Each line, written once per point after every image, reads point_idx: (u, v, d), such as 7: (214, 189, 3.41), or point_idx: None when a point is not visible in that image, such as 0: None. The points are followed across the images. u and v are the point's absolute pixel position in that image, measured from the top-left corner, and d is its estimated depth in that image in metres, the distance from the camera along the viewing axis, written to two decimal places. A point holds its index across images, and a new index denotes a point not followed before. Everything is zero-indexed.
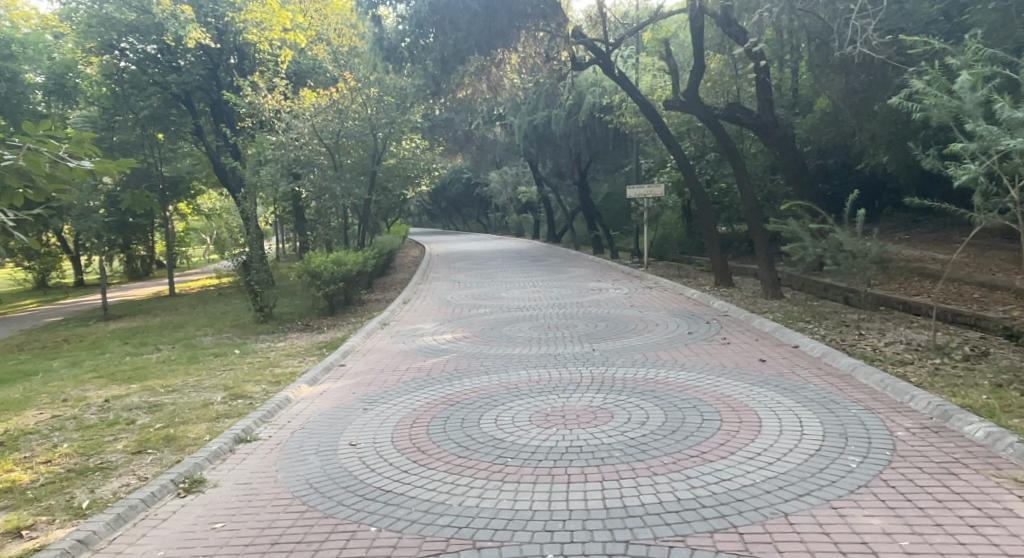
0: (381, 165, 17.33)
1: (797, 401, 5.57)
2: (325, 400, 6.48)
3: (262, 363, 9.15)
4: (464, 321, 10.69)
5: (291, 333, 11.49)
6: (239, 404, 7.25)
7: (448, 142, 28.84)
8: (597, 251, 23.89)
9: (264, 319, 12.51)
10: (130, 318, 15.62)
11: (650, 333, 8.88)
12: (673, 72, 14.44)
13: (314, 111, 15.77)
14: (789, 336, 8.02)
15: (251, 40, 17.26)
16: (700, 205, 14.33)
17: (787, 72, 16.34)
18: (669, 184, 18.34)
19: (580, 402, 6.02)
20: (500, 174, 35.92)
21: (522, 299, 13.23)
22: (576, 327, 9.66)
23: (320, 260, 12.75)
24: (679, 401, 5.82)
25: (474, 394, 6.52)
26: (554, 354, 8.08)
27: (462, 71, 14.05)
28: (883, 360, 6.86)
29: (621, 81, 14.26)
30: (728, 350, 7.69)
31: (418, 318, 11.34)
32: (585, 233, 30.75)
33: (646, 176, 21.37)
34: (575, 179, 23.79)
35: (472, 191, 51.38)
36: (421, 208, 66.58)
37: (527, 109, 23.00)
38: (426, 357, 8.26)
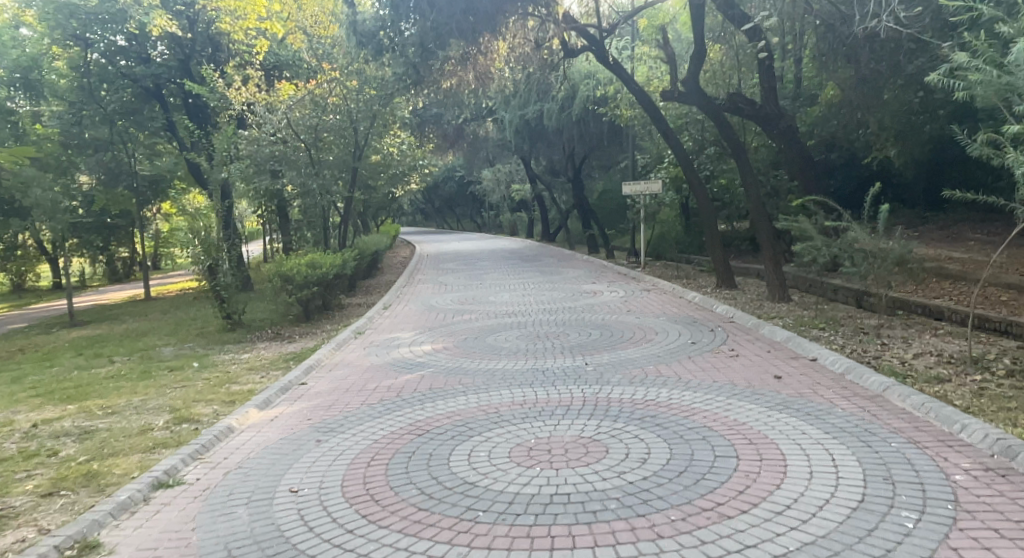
0: (363, 162, 16.45)
1: (826, 432, 4.70)
2: (273, 429, 5.58)
3: (219, 380, 8.27)
4: (447, 329, 9.80)
5: (259, 343, 10.60)
6: (182, 431, 6.35)
7: (438, 139, 27.89)
8: (591, 250, 23.06)
9: (232, 327, 11.66)
10: (96, 325, 14.72)
11: (648, 343, 8.02)
12: (672, 60, 13.59)
13: (289, 105, 14.85)
14: (805, 347, 7.16)
15: (225, 30, 16.34)
16: (700, 201, 13.48)
17: (791, 61, 15.51)
18: (666, 180, 17.50)
19: (570, 432, 5.14)
20: (493, 172, 35.00)
21: (511, 303, 12.33)
22: (566, 336, 8.80)
23: (293, 263, 11.89)
24: (686, 431, 4.94)
25: (447, 421, 5.62)
26: (541, 369, 7.20)
27: (444, 58, 13.08)
28: (916, 377, 6.00)
29: (616, 69, 13.40)
30: (736, 363, 6.83)
31: (397, 325, 10.45)
32: (581, 231, 29.81)
33: (642, 172, 20.53)
34: (569, 176, 22.89)
35: (466, 189, 50.55)
36: (415, 206, 65.61)
37: (518, 104, 22.07)
38: (399, 373, 7.36)
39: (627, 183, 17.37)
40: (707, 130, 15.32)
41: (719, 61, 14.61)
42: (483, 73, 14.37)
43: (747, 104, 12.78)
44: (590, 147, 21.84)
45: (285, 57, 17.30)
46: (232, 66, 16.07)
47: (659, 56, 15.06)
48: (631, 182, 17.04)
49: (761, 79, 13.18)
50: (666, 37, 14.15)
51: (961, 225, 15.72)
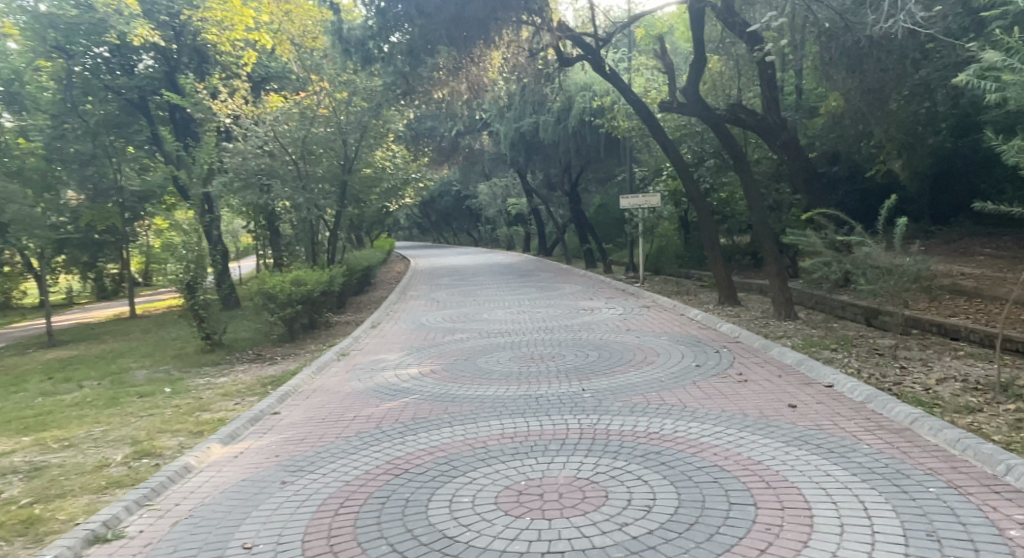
0: (354, 175, 15.98)
1: (854, 474, 4.16)
2: (235, 468, 5.02)
3: (190, 407, 7.73)
4: (436, 351, 9.25)
5: (238, 365, 10.06)
6: (141, 468, 5.79)
7: (432, 152, 27.50)
8: (589, 265, 22.59)
9: (212, 348, 11.12)
10: (75, 345, 14.18)
11: (650, 366, 7.49)
12: (670, 70, 13.18)
13: (275, 116, 14.40)
14: (819, 371, 6.63)
15: (211, 40, 15.91)
16: (700, 215, 13.01)
17: (792, 71, 15.11)
18: (665, 194, 17.04)
19: (565, 471, 4.60)
20: (489, 186, 34.60)
21: (505, 321, 11.78)
22: (562, 358, 8.26)
23: (276, 280, 11.36)
24: (694, 472, 4.40)
25: (428, 457, 5.06)
26: (535, 396, 6.65)
27: (434, 65, 12.68)
28: (944, 406, 5.47)
29: (612, 79, 13.00)
30: (745, 390, 6.30)
31: (384, 346, 9.90)
32: (578, 246, 29.33)
33: (640, 185, 20.09)
34: (565, 189, 22.45)
35: (462, 203, 50.17)
36: (412, 221, 65.18)
37: (513, 116, 21.63)
38: (381, 400, 6.80)
39: (624, 197, 16.91)
40: (707, 141, 14.89)
41: (719, 71, 14.20)
42: (477, 84, 13.96)
43: (748, 114, 12.35)
44: (587, 160, 21.42)
45: (272, 68, 16.88)
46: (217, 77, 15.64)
47: (657, 66, 14.64)
48: (629, 196, 16.57)
49: (762, 88, 12.77)
50: (664, 47, 13.77)
51: (968, 238, 15.27)
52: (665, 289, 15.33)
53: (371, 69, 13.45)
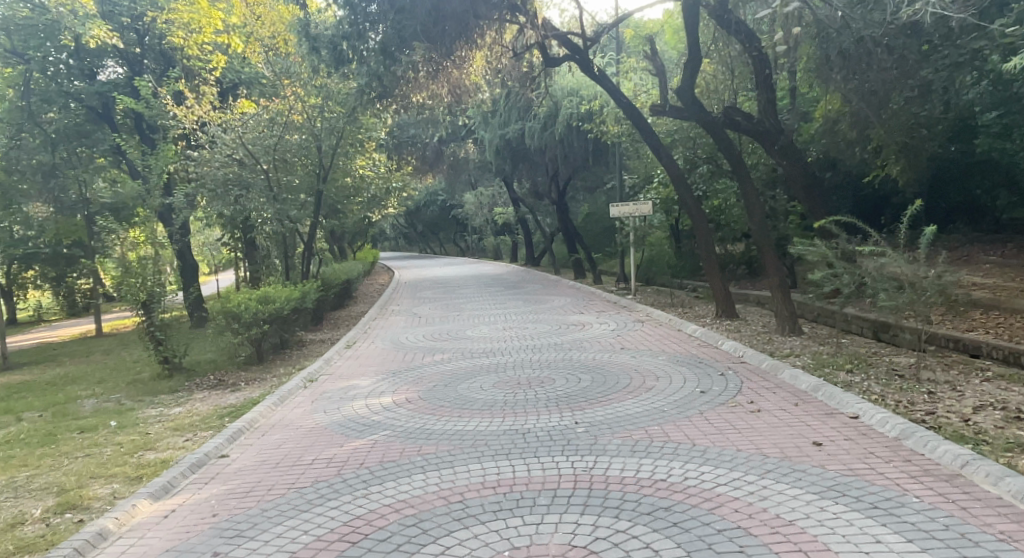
0: (329, 184, 15.16)
1: (910, 541, 3.41)
2: (160, 534, 4.17)
3: (133, 445, 6.85)
4: (413, 376, 8.40)
5: (198, 392, 9.18)
6: (59, 527, 4.91)
7: (416, 161, 26.67)
8: (578, 275, 21.87)
9: (170, 373, 10.23)
10: (30, 369, 13.24)
11: (650, 393, 6.70)
12: (661, 72, 12.52)
13: (244, 122, 13.56)
14: (841, 400, 5.88)
15: (177, 44, 15.02)
16: (696, 223, 12.30)
17: (787, 73, 14.50)
18: (656, 203, 16.35)
19: (558, 534, 3.79)
20: (475, 195, 33.79)
21: (489, 339, 10.98)
22: (552, 384, 7.45)
23: (241, 298, 10.50)
24: (715, 538, 3.61)
25: (395, 516, 4.24)
26: (522, 431, 5.83)
27: (408, 64, 11.87)
28: (992, 443, 4.76)
29: (602, 80, 12.30)
30: (760, 423, 5.55)
31: (357, 370, 9.03)
32: (566, 255, 28.63)
33: (630, 194, 19.40)
34: (552, 198, 21.73)
35: (448, 213, 49.37)
36: (398, 231, 64.21)
37: (498, 122, 20.88)
38: (347, 438, 5.96)
39: (615, 205, 16.21)
40: (700, 146, 14.22)
41: (713, 73, 13.55)
42: (459, 87, 13.21)
43: (746, 118, 11.68)
44: (575, 167, 20.71)
45: (244, 73, 15.99)
46: (183, 83, 14.74)
47: (648, 69, 13.97)
48: (620, 204, 15.88)
49: (759, 90, 12.12)
50: (654, 48, 13.14)
51: (970, 246, 14.73)
52: (659, 301, 14.60)
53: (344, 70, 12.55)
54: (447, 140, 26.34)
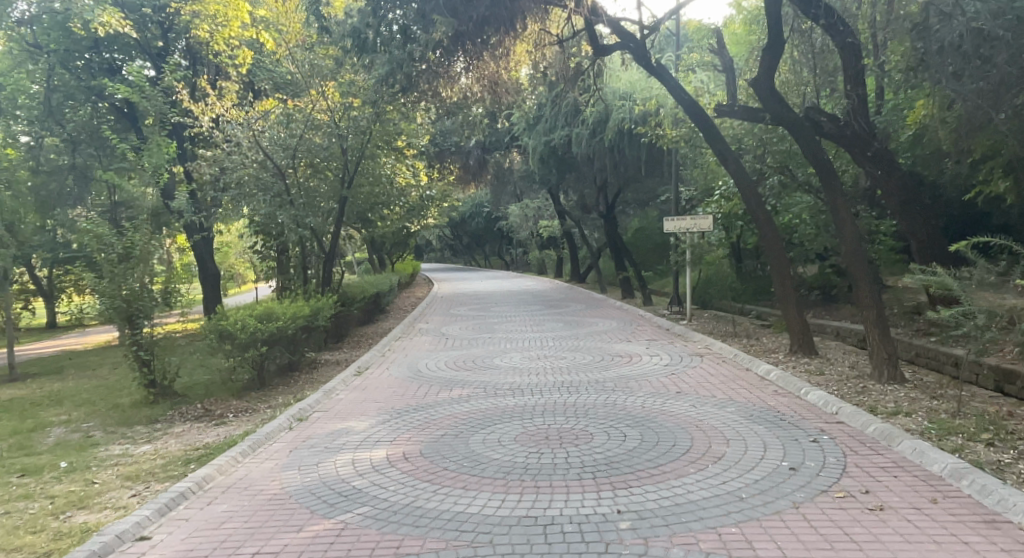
0: (355, 190, 13.92)
1: None
2: None
3: (66, 501, 5.52)
4: (420, 419, 6.90)
5: (178, 425, 7.90)
6: None
7: (458, 170, 25.44)
8: (626, 295, 20.14)
9: (155, 399, 9.03)
10: (30, 382, 12.31)
11: (718, 466, 5.05)
12: (729, 68, 11.20)
13: (262, 120, 12.44)
14: (1005, 500, 4.11)
15: (201, 37, 14.07)
16: (766, 240, 10.47)
17: (873, 72, 12.60)
18: (717, 219, 14.56)
19: None
20: (520, 207, 32.32)
21: (521, 371, 9.39)
22: (588, 442, 5.86)
23: (239, 315, 9.22)
24: None
25: None
26: (544, 520, 4.25)
27: (430, 46, 10.48)
28: None
29: (661, 73, 10.68)
30: (887, 534, 3.84)
31: (358, 406, 7.60)
32: (614, 271, 26.89)
33: (686, 208, 17.62)
34: (600, 212, 20.14)
35: (494, 225, 48.14)
36: (443, 241, 63.21)
37: (544, 127, 19.38)
38: (309, 516, 4.47)
39: (669, 219, 14.51)
40: (771, 155, 12.41)
41: (790, 69, 11.80)
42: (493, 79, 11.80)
43: (831, 120, 9.89)
44: (625, 179, 19.05)
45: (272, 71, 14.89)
46: (205, 78, 13.62)
47: (716, 66, 12.29)
48: (675, 219, 14.19)
49: (846, 88, 10.30)
50: (721, 41, 11.61)
51: None
52: (720, 330, 12.80)
53: (364, 60, 11.26)
54: (491, 148, 25.01)
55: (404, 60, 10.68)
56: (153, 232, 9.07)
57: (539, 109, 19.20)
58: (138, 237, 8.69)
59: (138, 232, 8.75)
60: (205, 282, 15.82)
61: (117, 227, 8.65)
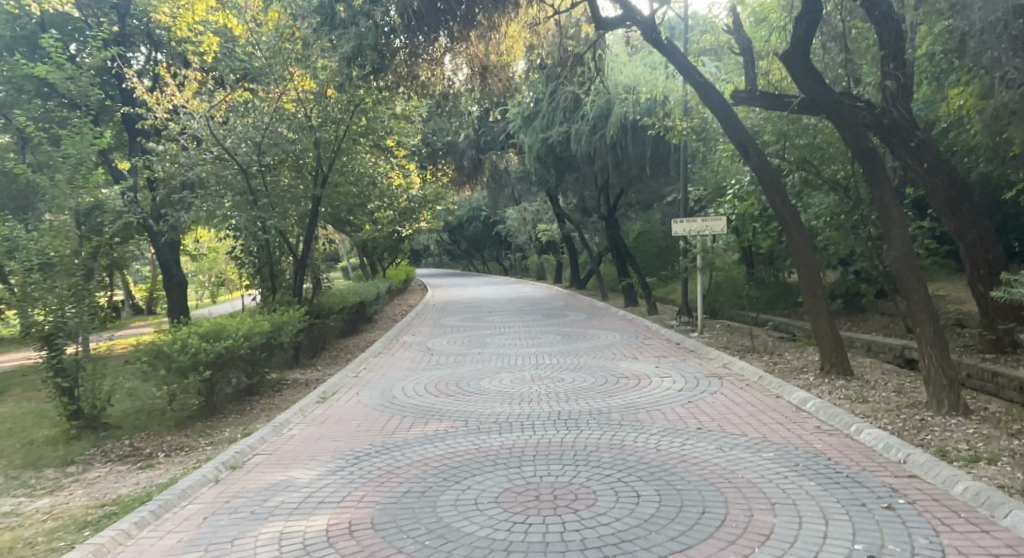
0: (330, 188, 12.62)
1: None
2: None
3: None
4: (380, 469, 5.53)
5: (95, 469, 6.58)
6: None
7: (452, 170, 24.13)
8: (630, 302, 18.83)
9: (78, 432, 7.71)
10: None
11: (769, 552, 3.70)
12: (747, 49, 9.91)
13: (223, 110, 11.13)
14: None
15: (163, 23, 12.79)
16: (793, 242, 9.10)
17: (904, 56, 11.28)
18: (729, 220, 13.22)
19: None
20: (517, 209, 30.96)
21: (510, 398, 8.01)
22: (592, 506, 4.49)
23: (180, 333, 7.91)
24: None
25: None
26: None
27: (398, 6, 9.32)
28: None
29: (671, 52, 9.37)
30: None
31: (310, 447, 6.26)
32: (616, 277, 25.58)
33: (694, 209, 16.28)
34: (601, 214, 18.82)
35: (492, 229, 46.87)
36: (440, 246, 61.67)
37: (540, 124, 18.01)
38: None
39: (678, 222, 13.20)
40: (793, 149, 11.09)
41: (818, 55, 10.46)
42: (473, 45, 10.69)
43: (867, 106, 8.54)
44: (628, 179, 17.74)
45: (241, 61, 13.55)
46: (163, 67, 12.26)
47: (733, 49, 10.99)
48: (685, 220, 12.89)
49: (885, 70, 8.83)
50: (739, 20, 10.29)
51: None
52: (736, 345, 11.44)
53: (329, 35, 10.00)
54: (486, 148, 23.71)
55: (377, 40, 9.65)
56: (81, 238, 7.78)
57: (535, 105, 17.89)
58: (59, 243, 7.39)
59: (60, 236, 7.45)
60: (170, 290, 14.55)
61: (36, 232, 7.39)
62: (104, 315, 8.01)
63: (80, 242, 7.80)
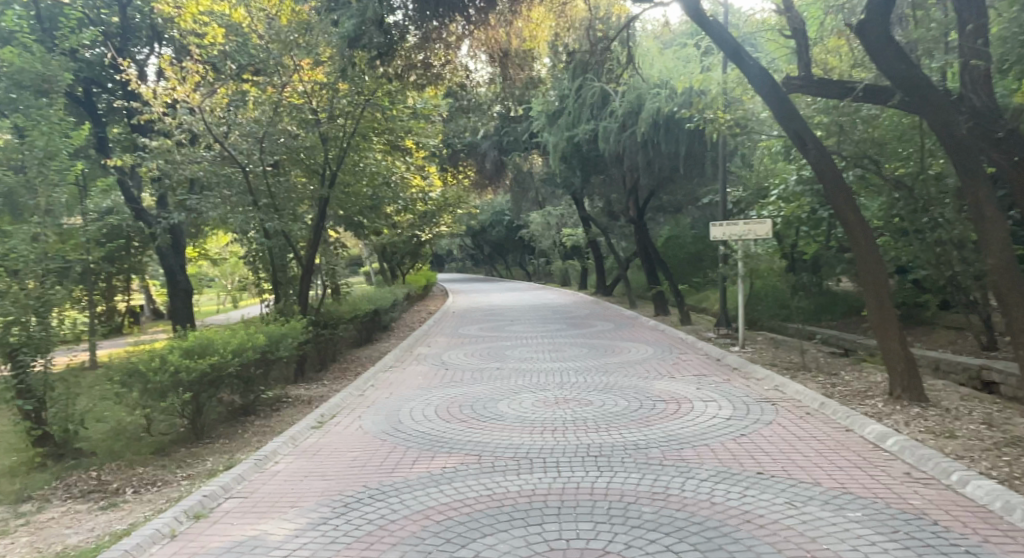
0: (339, 188, 11.74)
1: None
2: None
3: None
4: (372, 524, 4.51)
5: (50, 508, 5.68)
6: None
7: (474, 173, 23.25)
8: (661, 310, 17.68)
9: (46, 460, 6.86)
10: None
11: None
12: (800, 29, 8.82)
13: (224, 104, 10.27)
14: None
15: (165, 13, 12.05)
16: (858, 248, 7.91)
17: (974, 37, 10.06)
18: (775, 224, 11.98)
19: None
20: (541, 214, 29.83)
21: (530, 426, 6.97)
22: None
23: (160, 347, 7.06)
24: None
25: None
26: None
27: None
28: None
29: (714, 30, 8.37)
30: None
31: (294, 488, 5.30)
32: (644, 283, 24.46)
33: (732, 212, 15.10)
34: (629, 217, 17.71)
35: (515, 234, 45.89)
36: (463, 251, 60.60)
37: (566, 122, 16.90)
38: None
39: (717, 225, 12.08)
40: (850, 143, 9.93)
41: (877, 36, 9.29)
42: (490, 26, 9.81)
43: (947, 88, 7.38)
44: (659, 179, 16.63)
45: None
46: (161, 60, 11.42)
47: (783, 33, 9.82)
48: (726, 225, 11.87)
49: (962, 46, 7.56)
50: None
51: None
52: (785, 363, 10.26)
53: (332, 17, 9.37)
54: (508, 149, 22.55)
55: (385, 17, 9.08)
56: (51, 241, 6.99)
57: (561, 101, 16.82)
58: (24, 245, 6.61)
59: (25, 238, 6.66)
60: (175, 297, 13.83)
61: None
62: (76, 328, 7.22)
63: (45, 245, 6.95)
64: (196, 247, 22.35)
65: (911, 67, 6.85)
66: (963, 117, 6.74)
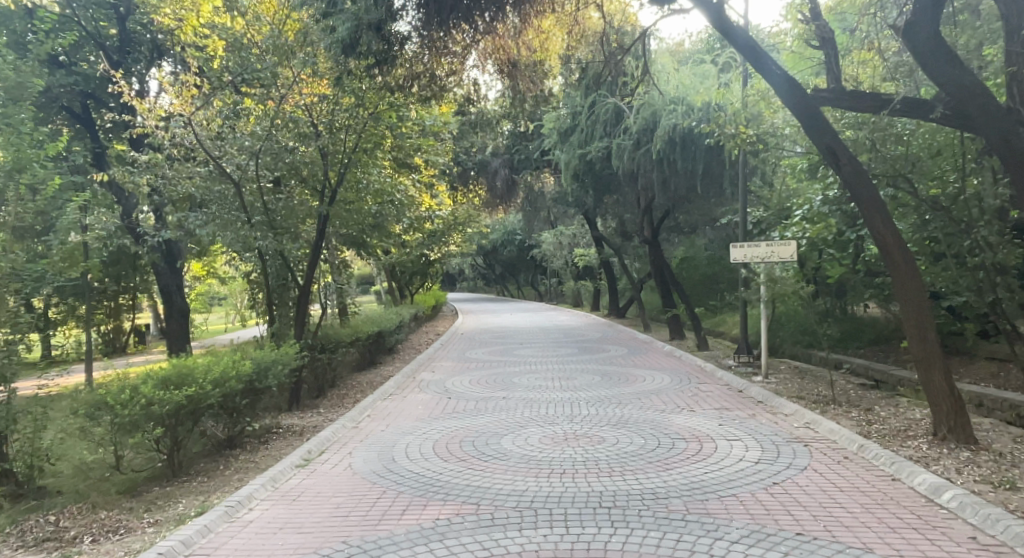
0: (340, 206, 11.21)
1: None
2: None
3: None
4: None
5: None
6: None
7: (484, 191, 22.75)
8: (677, 334, 16.95)
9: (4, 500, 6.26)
10: None
11: None
12: (829, 38, 8.24)
13: (218, 117, 9.79)
14: None
15: (164, 25, 11.66)
16: (898, 274, 7.21)
17: None
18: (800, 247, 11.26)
19: None
20: (553, 233, 29.24)
21: (536, 468, 6.28)
22: None
23: (134, 377, 6.49)
24: None
25: None
26: None
27: None
28: None
29: (736, 37, 7.80)
30: None
31: (264, 544, 4.66)
32: (658, 306, 23.73)
33: (752, 233, 14.42)
34: (644, 238, 17.07)
35: (527, 254, 45.33)
36: (475, 271, 60.07)
37: (578, 139, 16.36)
38: None
39: (737, 247, 11.43)
40: (882, 160, 9.29)
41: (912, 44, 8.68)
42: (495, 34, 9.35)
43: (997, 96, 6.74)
44: (675, 199, 16.00)
45: None
46: (158, 73, 10.97)
47: (810, 43, 9.21)
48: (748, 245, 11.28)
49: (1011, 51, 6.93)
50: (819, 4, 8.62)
51: None
52: (813, 395, 9.52)
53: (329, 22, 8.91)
54: (520, 167, 22.17)
55: (382, 21, 8.81)
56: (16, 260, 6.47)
57: (572, 118, 16.27)
58: None
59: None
60: (170, 318, 13.30)
61: None
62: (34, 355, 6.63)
63: (12, 264, 6.44)
64: (201, 264, 21.93)
65: (961, 74, 6.20)
66: (1017, 129, 6.09)
